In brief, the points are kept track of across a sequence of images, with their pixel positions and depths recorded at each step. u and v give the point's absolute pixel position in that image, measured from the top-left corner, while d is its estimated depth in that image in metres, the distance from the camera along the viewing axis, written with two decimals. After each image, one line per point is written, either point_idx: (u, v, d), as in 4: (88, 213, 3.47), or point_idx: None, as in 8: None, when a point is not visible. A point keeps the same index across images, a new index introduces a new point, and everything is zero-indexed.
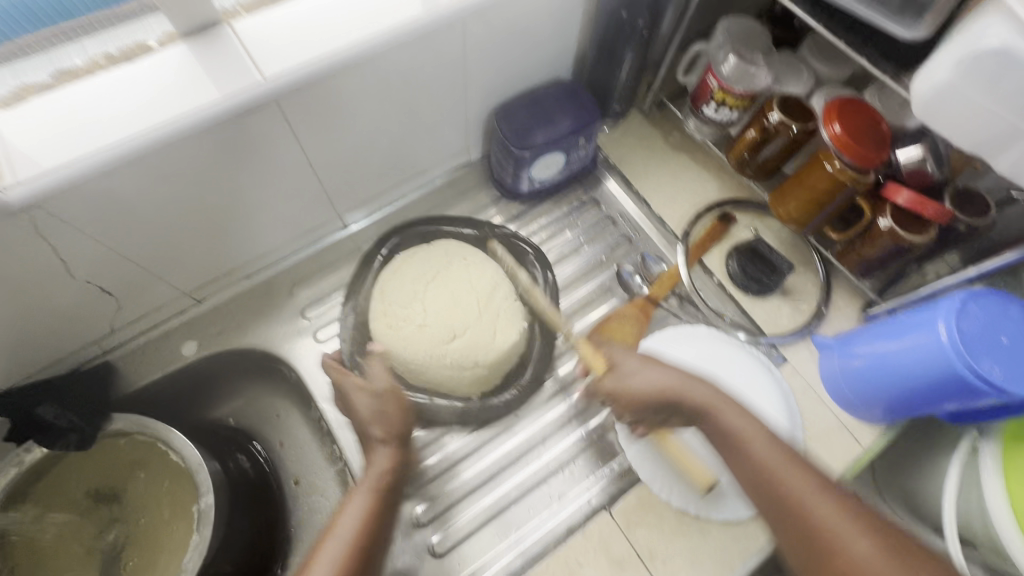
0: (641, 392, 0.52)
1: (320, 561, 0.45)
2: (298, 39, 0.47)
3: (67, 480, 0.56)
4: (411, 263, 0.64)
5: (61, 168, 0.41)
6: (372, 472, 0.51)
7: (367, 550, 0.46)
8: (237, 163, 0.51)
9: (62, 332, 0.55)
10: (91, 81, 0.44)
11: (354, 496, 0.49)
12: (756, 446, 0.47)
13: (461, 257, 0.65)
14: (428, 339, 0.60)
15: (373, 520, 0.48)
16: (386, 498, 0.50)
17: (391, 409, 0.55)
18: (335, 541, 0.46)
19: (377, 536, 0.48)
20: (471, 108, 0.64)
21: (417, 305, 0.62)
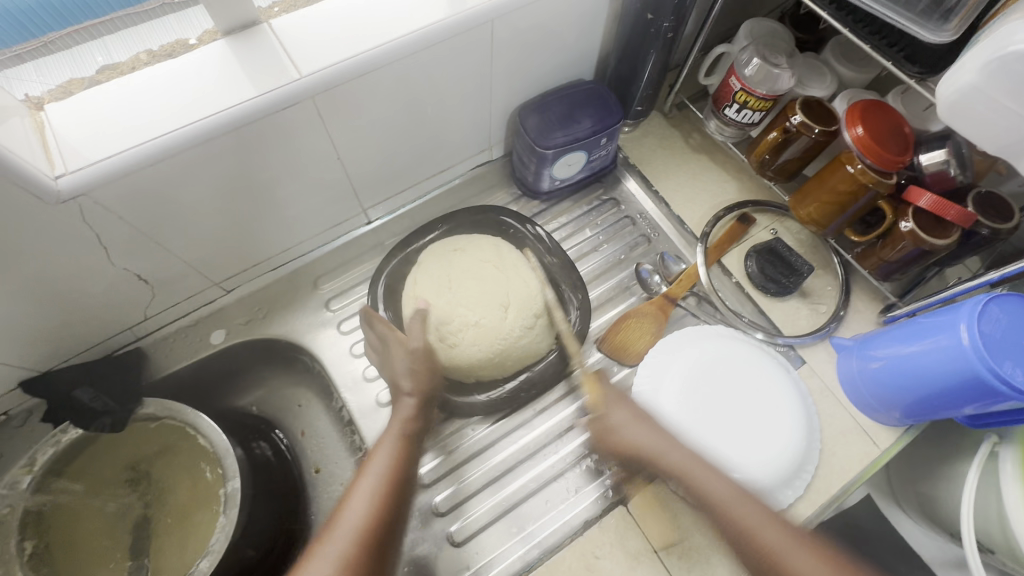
0: (620, 445, 0.56)
1: (352, 502, 0.47)
2: (332, 38, 0.48)
3: (100, 462, 0.58)
4: (423, 274, 0.64)
5: (107, 158, 0.42)
6: (399, 420, 0.55)
7: (396, 493, 0.49)
8: (272, 156, 0.52)
9: (100, 318, 0.57)
10: (136, 75, 0.46)
11: (380, 446, 0.52)
12: (738, 510, 0.49)
13: (450, 249, 0.66)
14: (500, 323, 0.62)
15: (402, 462, 0.51)
16: (411, 447, 0.53)
17: (421, 355, 0.58)
18: (368, 480, 0.49)
19: (404, 482, 0.50)
20: (495, 106, 0.65)
21: (463, 322, 0.62)
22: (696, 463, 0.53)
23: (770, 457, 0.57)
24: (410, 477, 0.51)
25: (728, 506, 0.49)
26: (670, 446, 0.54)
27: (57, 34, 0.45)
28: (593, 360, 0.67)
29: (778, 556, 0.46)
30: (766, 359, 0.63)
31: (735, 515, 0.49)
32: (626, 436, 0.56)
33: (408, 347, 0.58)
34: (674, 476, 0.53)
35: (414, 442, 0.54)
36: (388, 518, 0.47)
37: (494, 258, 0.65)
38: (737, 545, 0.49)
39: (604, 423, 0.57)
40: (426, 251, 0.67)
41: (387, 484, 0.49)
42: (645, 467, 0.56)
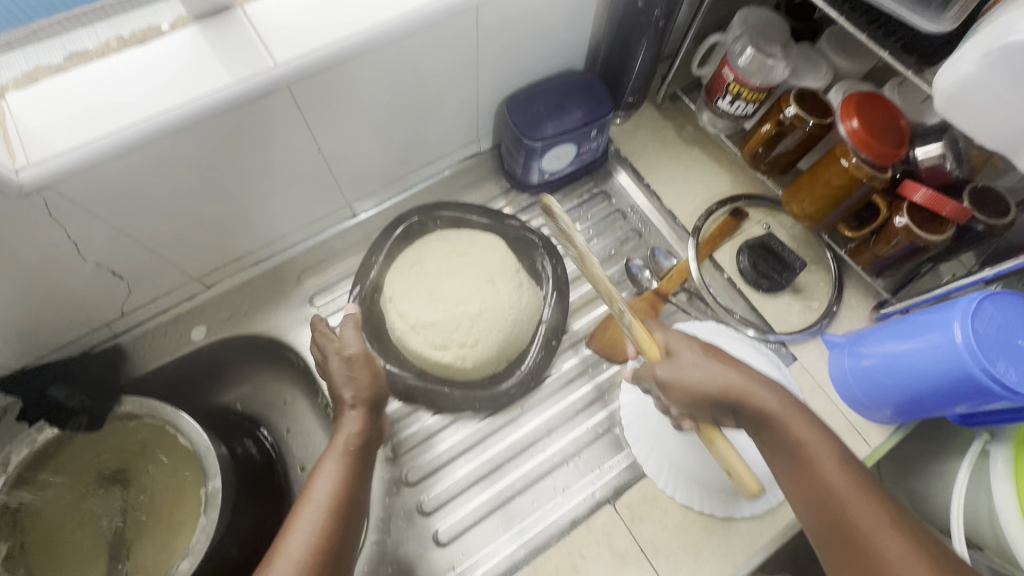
0: (693, 391, 0.47)
1: (296, 528, 0.42)
2: (308, 24, 0.46)
3: (76, 462, 0.57)
4: (401, 294, 0.63)
5: (73, 150, 0.41)
6: (342, 442, 0.50)
7: (344, 516, 0.44)
8: (249, 147, 0.50)
9: (74, 315, 0.55)
10: (103, 62, 0.44)
11: (324, 460, 0.48)
12: (815, 452, 0.43)
13: (408, 264, 0.65)
14: (497, 295, 0.63)
15: (348, 484, 0.47)
16: (356, 466, 0.49)
17: (367, 379, 0.54)
18: (311, 508, 0.44)
19: (351, 503, 0.46)
20: (482, 96, 0.63)
21: (467, 320, 0.61)
22: (791, 412, 0.45)
23: (758, 454, 0.57)
24: (357, 494, 0.47)
25: (810, 448, 0.44)
26: (739, 368, 0.48)
27: (44, 21, 0.46)
28: (582, 357, 0.66)
29: (870, 537, 0.40)
30: (750, 351, 0.62)
31: (821, 463, 0.43)
32: (692, 377, 0.47)
33: (342, 359, 0.54)
34: (739, 403, 0.46)
35: (363, 456, 0.51)
36: (332, 542, 0.42)
37: (462, 248, 0.66)
38: (824, 511, 0.42)
39: (664, 370, 0.48)
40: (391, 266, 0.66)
41: (332, 507, 0.44)
42: (723, 410, 0.47)
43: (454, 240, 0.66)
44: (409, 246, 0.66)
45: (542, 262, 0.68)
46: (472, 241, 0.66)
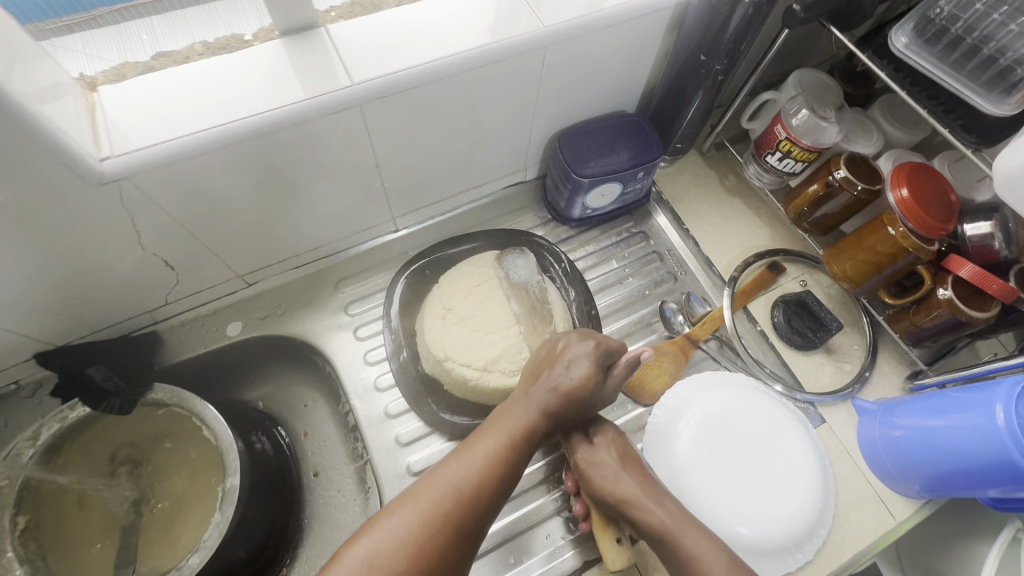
0: (594, 485, 0.54)
1: (420, 497, 0.46)
2: (388, 48, 0.49)
3: (96, 444, 0.57)
4: (453, 347, 0.60)
5: (154, 146, 0.43)
6: (513, 419, 0.51)
7: (478, 502, 0.46)
8: (310, 157, 0.52)
9: (120, 301, 0.57)
10: (192, 65, 0.47)
11: (482, 440, 0.50)
12: (654, 512, 0.51)
13: (441, 313, 0.63)
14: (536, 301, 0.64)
15: (494, 471, 0.48)
16: (517, 450, 0.50)
17: (577, 375, 0.53)
18: (445, 484, 0.46)
19: (492, 488, 0.47)
20: (536, 129, 0.65)
21: (528, 335, 0.62)
22: (645, 493, 0.53)
23: (780, 510, 0.55)
24: (505, 478, 0.48)
25: (643, 509, 0.52)
26: (628, 471, 0.55)
27: (105, 8, 0.46)
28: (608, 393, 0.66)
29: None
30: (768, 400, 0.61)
31: (658, 526, 0.50)
32: (592, 476, 0.54)
33: (564, 357, 0.55)
34: (613, 500, 0.53)
35: (529, 445, 0.51)
36: (462, 511, 0.45)
37: (479, 273, 0.65)
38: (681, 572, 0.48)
39: (575, 446, 0.57)
40: (423, 315, 0.64)
41: (469, 490, 0.46)
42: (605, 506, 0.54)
43: (471, 268, 0.65)
44: (440, 285, 0.65)
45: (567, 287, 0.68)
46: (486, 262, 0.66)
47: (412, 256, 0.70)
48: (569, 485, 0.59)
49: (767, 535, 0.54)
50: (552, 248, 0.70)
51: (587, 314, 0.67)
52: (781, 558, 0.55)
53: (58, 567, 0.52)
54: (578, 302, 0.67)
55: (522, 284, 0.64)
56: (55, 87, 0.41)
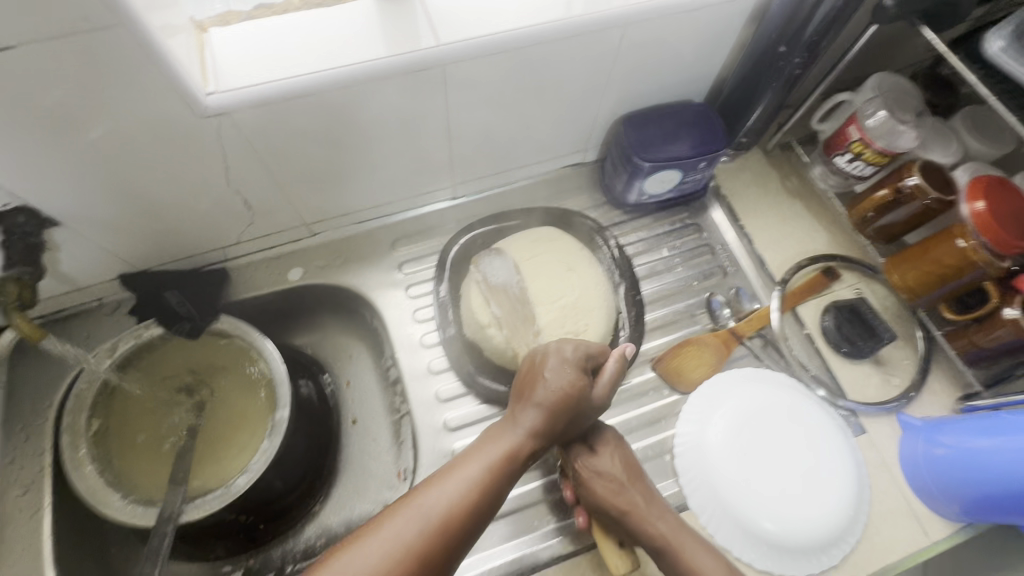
0: (594, 492, 0.53)
1: (391, 529, 0.43)
2: (473, 15, 0.51)
3: (163, 364, 0.62)
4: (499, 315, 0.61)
5: (251, 86, 0.46)
6: (498, 442, 0.49)
7: (454, 534, 0.44)
8: (389, 113, 0.54)
9: (199, 234, 0.61)
10: (291, 15, 0.50)
11: (465, 462, 0.47)
12: (653, 521, 0.51)
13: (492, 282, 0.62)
14: (582, 279, 0.65)
15: (475, 498, 0.45)
16: (501, 475, 0.47)
17: (560, 387, 0.51)
18: (416, 516, 0.44)
19: (472, 515, 0.45)
20: (603, 110, 0.66)
21: (571, 311, 0.63)
22: (662, 509, 0.52)
23: (794, 529, 0.54)
24: (485, 506, 0.46)
25: (645, 520, 0.51)
26: (630, 483, 0.53)
27: None
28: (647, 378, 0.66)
29: None
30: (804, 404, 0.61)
31: (660, 537, 0.50)
32: (596, 487, 0.52)
33: (547, 368, 0.52)
34: (614, 509, 0.52)
35: (513, 468, 0.48)
36: (430, 549, 0.43)
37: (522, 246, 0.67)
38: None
39: (577, 457, 0.54)
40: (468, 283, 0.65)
41: (444, 520, 0.44)
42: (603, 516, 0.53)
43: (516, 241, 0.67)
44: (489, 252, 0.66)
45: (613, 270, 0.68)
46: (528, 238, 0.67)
47: (467, 224, 0.72)
48: (569, 494, 0.57)
49: (791, 534, 0.54)
50: (604, 229, 0.71)
51: (636, 302, 0.67)
52: (804, 558, 0.54)
53: (123, 468, 0.57)
54: (624, 285, 0.68)
55: (501, 287, 0.64)
56: (174, 25, 0.44)
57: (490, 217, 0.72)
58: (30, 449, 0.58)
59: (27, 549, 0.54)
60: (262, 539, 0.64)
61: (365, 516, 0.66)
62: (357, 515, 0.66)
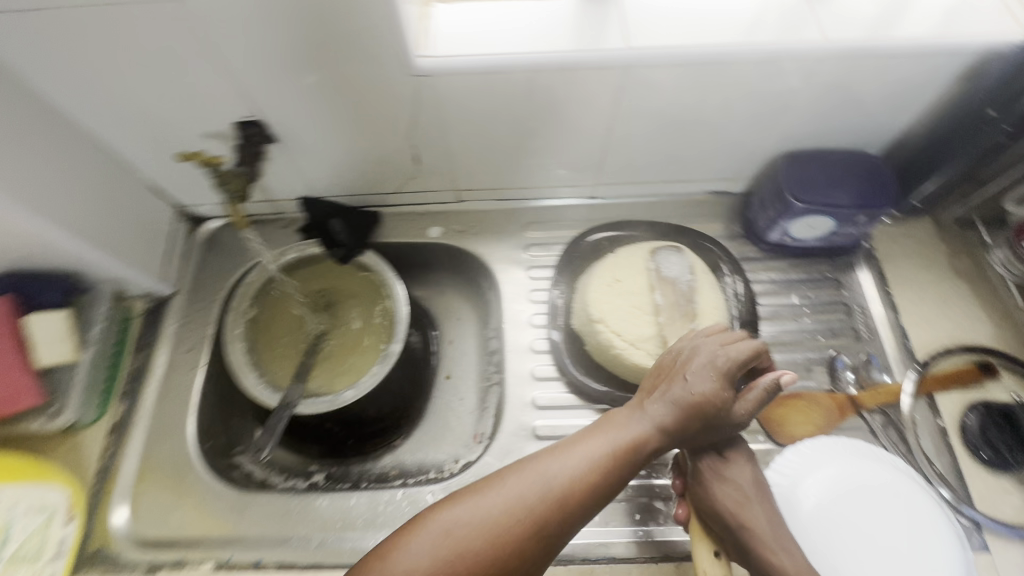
0: (710, 497, 0.54)
1: (512, 487, 0.47)
2: (666, 28, 0.54)
3: (309, 279, 0.72)
4: (611, 315, 0.60)
5: (459, 59, 0.53)
6: (624, 429, 0.50)
7: (574, 506, 0.46)
8: (562, 103, 0.58)
9: (371, 178, 0.70)
10: (503, 4, 0.56)
11: (589, 439, 0.50)
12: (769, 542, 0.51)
13: (609, 281, 0.62)
14: (700, 298, 0.61)
15: (598, 475, 0.47)
16: (624, 462, 0.49)
17: (701, 390, 0.51)
18: (538, 478, 0.47)
19: (593, 490, 0.47)
20: (766, 142, 0.65)
21: (683, 327, 0.59)
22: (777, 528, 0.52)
23: None
24: (607, 490, 0.48)
25: (757, 537, 0.51)
26: (756, 499, 0.53)
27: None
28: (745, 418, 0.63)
29: None
30: (919, 495, 0.54)
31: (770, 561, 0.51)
32: (716, 491, 0.54)
33: (693, 365, 0.52)
34: (728, 516, 0.53)
35: (636, 458, 0.49)
36: (549, 518, 0.46)
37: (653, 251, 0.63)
38: None
39: (704, 459, 0.56)
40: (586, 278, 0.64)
41: (564, 489, 0.46)
42: (710, 523, 0.54)
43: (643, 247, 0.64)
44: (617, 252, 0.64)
45: (734, 303, 0.67)
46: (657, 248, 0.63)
47: (597, 224, 0.74)
48: (675, 486, 0.59)
49: None
50: (735, 263, 0.70)
51: (750, 337, 0.65)
52: None
53: (262, 354, 0.68)
54: (742, 320, 0.66)
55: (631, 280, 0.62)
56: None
57: (620, 224, 0.73)
58: (201, 316, 0.70)
59: (180, 391, 0.66)
60: (345, 454, 0.72)
61: (436, 463, 0.72)
62: (429, 460, 0.72)
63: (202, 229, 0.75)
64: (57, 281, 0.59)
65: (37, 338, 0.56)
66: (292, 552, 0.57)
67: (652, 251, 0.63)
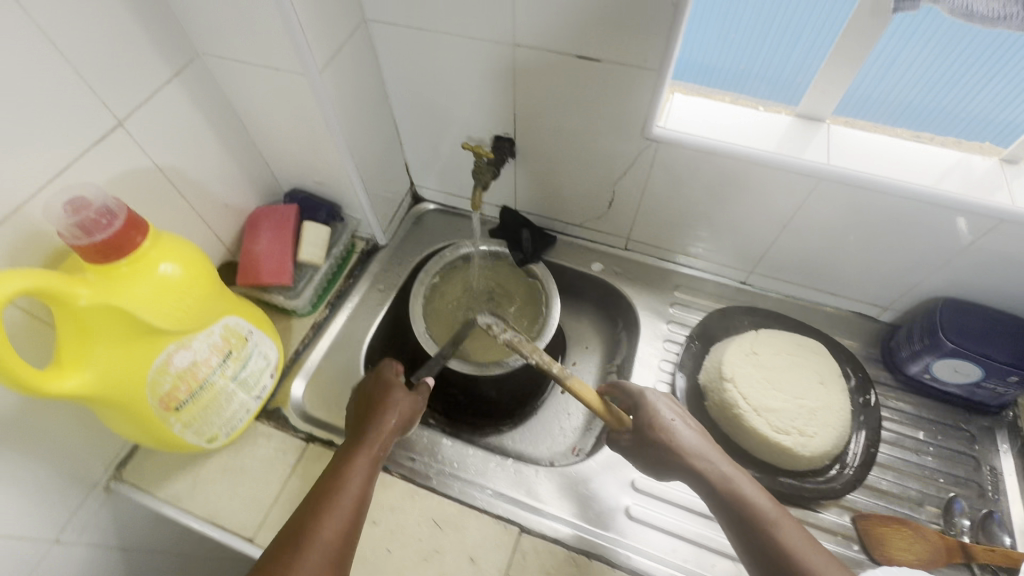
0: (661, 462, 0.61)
1: (293, 552, 0.49)
2: (869, 159, 0.63)
3: (483, 271, 0.87)
4: (743, 380, 0.66)
5: (687, 137, 0.66)
6: (344, 487, 0.55)
7: (355, 528, 0.53)
8: (755, 194, 0.69)
9: (564, 208, 0.84)
10: (730, 107, 0.69)
11: (325, 506, 0.53)
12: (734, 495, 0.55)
13: (748, 352, 0.69)
14: (828, 396, 0.65)
15: (353, 508, 0.53)
16: (356, 486, 0.55)
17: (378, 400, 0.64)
18: (306, 537, 0.50)
19: (359, 520, 0.53)
20: (929, 283, 0.70)
21: (806, 413, 0.64)
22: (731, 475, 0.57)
23: None
24: (359, 516, 0.54)
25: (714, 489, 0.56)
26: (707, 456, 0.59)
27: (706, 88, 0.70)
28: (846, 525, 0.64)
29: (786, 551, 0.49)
30: None
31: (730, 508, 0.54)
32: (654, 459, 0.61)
33: (383, 389, 0.66)
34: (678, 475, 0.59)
35: (364, 487, 0.56)
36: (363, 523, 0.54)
37: (794, 347, 0.69)
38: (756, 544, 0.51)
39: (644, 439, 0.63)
40: (725, 345, 0.71)
41: (344, 526, 0.52)
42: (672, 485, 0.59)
43: (787, 338, 0.70)
44: (761, 332, 0.71)
45: (861, 423, 0.69)
46: (801, 347, 0.69)
47: (740, 306, 0.82)
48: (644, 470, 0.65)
49: None
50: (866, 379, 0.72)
51: (868, 453, 0.67)
52: None
53: (431, 313, 0.83)
54: (864, 435, 0.68)
55: (768, 360, 0.68)
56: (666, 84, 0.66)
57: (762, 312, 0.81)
58: (397, 270, 0.87)
59: (367, 319, 0.81)
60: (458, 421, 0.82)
61: (533, 458, 0.80)
62: (529, 454, 0.80)
63: (419, 207, 0.95)
64: (327, 206, 0.79)
65: (308, 239, 0.75)
66: (414, 470, 0.67)
67: (795, 344, 0.70)
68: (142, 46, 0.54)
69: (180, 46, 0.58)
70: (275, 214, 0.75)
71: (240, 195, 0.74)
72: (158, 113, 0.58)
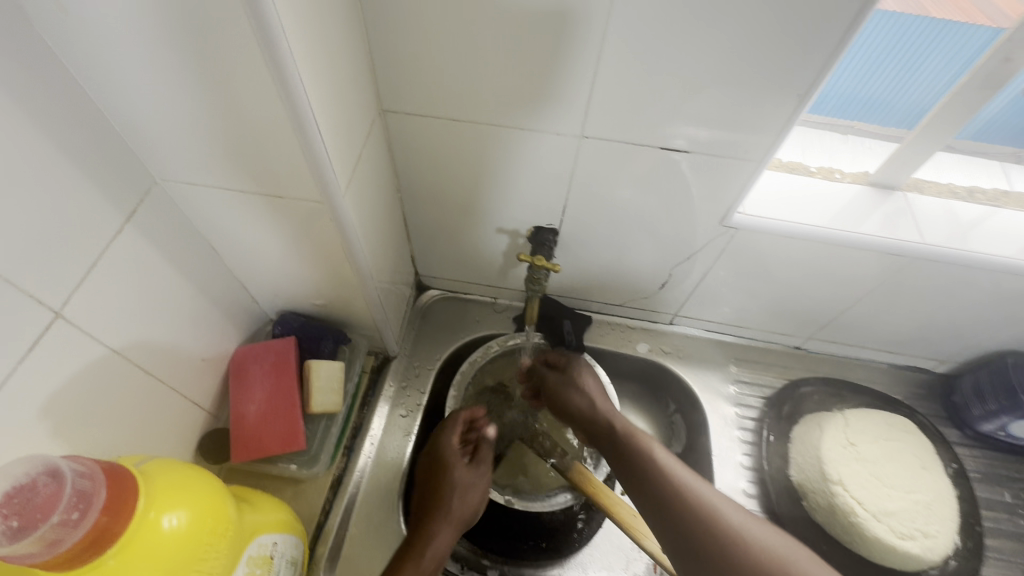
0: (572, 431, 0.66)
1: None
2: (957, 230, 0.58)
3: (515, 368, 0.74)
4: (852, 481, 0.61)
5: (770, 221, 0.57)
6: None
7: None
8: (832, 272, 0.63)
9: (604, 289, 0.74)
10: (798, 177, 0.61)
11: None
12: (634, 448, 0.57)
13: (845, 445, 0.63)
14: (935, 483, 0.61)
15: None
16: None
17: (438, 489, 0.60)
18: None
19: None
20: (995, 340, 0.68)
21: (922, 509, 0.60)
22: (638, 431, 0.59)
23: None
24: None
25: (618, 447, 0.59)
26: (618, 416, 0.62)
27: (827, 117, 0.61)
28: None
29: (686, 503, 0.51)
30: None
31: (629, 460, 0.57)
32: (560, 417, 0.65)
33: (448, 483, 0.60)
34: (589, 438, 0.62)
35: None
36: None
37: (885, 430, 0.65)
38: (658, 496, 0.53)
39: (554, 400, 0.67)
40: (820, 439, 0.64)
41: None
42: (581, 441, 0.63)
43: (876, 419, 0.66)
44: (847, 414, 0.66)
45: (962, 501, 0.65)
46: (891, 429, 0.65)
47: (800, 374, 0.77)
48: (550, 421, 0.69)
49: None
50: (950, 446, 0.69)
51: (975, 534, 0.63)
52: None
53: None
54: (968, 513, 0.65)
55: (868, 451, 0.63)
56: None
57: (822, 380, 0.76)
58: (416, 384, 0.72)
59: (396, 459, 0.66)
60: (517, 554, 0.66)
61: None
62: None
63: (423, 297, 0.80)
64: (332, 331, 0.63)
65: (319, 381, 0.58)
66: None
67: (884, 425, 0.65)
68: (81, 191, 0.36)
69: (129, 177, 0.40)
70: (270, 353, 0.58)
71: (216, 340, 0.55)
72: (108, 278, 0.40)
